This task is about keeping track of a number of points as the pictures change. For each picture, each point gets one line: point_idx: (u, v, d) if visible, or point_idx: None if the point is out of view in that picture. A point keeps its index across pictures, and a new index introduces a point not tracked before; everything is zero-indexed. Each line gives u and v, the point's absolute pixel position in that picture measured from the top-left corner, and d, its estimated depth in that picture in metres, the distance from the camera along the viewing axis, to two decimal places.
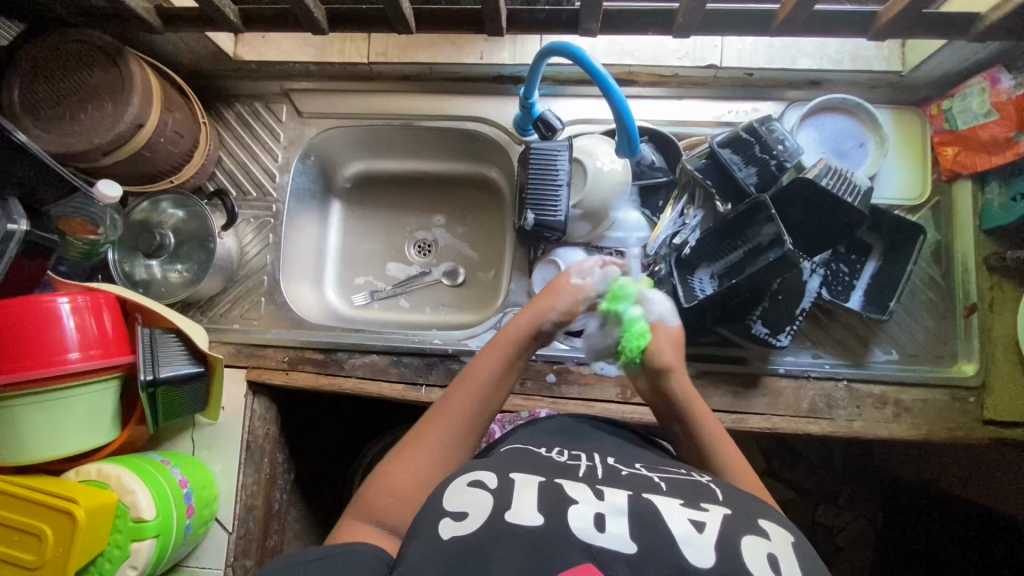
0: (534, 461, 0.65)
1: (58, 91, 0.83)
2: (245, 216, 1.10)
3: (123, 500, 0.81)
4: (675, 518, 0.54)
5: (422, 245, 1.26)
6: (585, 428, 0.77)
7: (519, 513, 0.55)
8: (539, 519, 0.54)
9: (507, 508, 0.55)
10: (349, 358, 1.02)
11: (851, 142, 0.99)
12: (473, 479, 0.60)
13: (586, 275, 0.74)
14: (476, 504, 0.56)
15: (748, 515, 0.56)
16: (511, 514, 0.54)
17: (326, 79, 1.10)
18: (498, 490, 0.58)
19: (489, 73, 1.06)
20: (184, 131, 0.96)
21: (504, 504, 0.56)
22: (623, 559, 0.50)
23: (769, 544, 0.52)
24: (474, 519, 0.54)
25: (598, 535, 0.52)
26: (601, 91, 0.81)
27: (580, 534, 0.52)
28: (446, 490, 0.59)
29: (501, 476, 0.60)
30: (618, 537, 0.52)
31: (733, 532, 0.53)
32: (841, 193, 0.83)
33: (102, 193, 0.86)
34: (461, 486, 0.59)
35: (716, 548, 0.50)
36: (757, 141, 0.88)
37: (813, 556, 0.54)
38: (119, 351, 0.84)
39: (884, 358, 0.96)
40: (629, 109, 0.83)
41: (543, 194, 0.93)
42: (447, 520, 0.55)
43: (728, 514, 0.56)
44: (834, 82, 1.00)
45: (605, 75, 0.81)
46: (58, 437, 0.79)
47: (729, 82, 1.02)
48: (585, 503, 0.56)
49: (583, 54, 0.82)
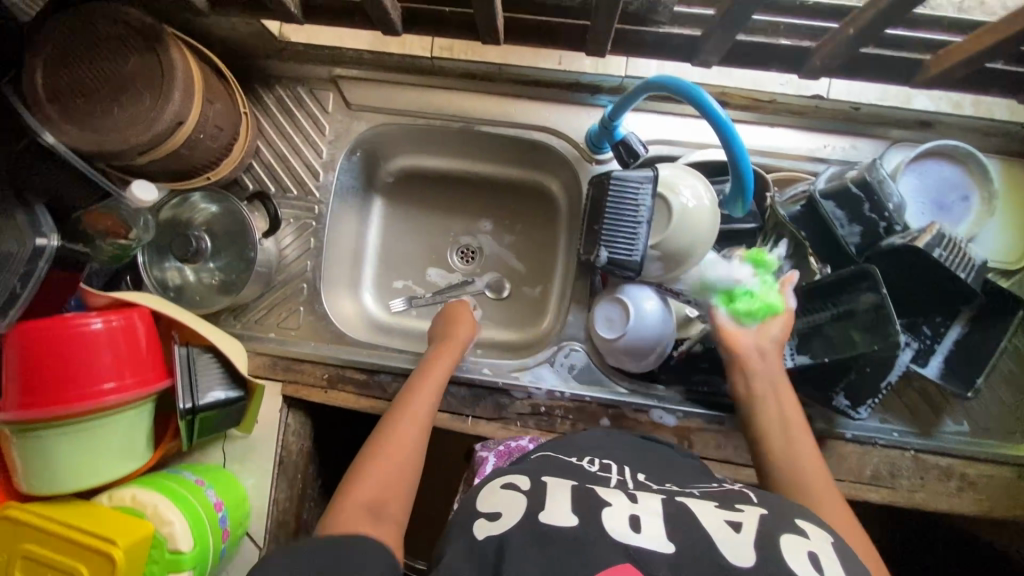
0: (567, 469, 0.65)
1: (84, 78, 0.72)
2: (283, 215, 1.01)
3: (160, 530, 0.77)
4: (710, 518, 0.55)
5: (465, 252, 1.18)
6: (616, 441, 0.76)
7: (554, 513, 0.55)
8: (573, 519, 0.54)
9: (541, 508, 0.56)
10: (390, 381, 0.96)
11: (954, 194, 0.90)
12: (505, 484, 0.62)
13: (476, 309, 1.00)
14: (508, 505, 0.58)
15: (784, 515, 0.56)
16: (545, 514, 0.55)
17: (379, 69, 0.99)
18: (531, 493, 0.59)
19: (564, 79, 0.95)
20: (224, 124, 0.86)
21: (538, 504, 0.57)
22: (663, 559, 0.50)
23: (809, 543, 0.52)
24: (508, 518, 0.55)
25: (633, 535, 0.52)
26: (723, 142, 0.71)
27: (616, 535, 0.52)
28: (478, 495, 0.61)
29: (533, 479, 0.62)
30: (655, 537, 0.52)
31: (770, 529, 0.53)
32: (953, 267, 0.75)
33: (135, 196, 0.76)
34: (495, 490, 0.61)
35: (754, 545, 0.51)
36: (868, 198, 0.79)
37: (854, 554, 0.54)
38: (157, 376, 0.77)
39: (955, 429, 0.92)
40: (749, 162, 0.73)
41: (618, 231, 0.85)
42: (482, 520, 0.56)
43: (766, 514, 0.56)
44: (946, 125, 0.91)
45: (728, 123, 0.71)
46: (90, 469, 0.74)
47: (832, 114, 0.92)
48: (619, 506, 0.56)
49: (705, 98, 0.71)
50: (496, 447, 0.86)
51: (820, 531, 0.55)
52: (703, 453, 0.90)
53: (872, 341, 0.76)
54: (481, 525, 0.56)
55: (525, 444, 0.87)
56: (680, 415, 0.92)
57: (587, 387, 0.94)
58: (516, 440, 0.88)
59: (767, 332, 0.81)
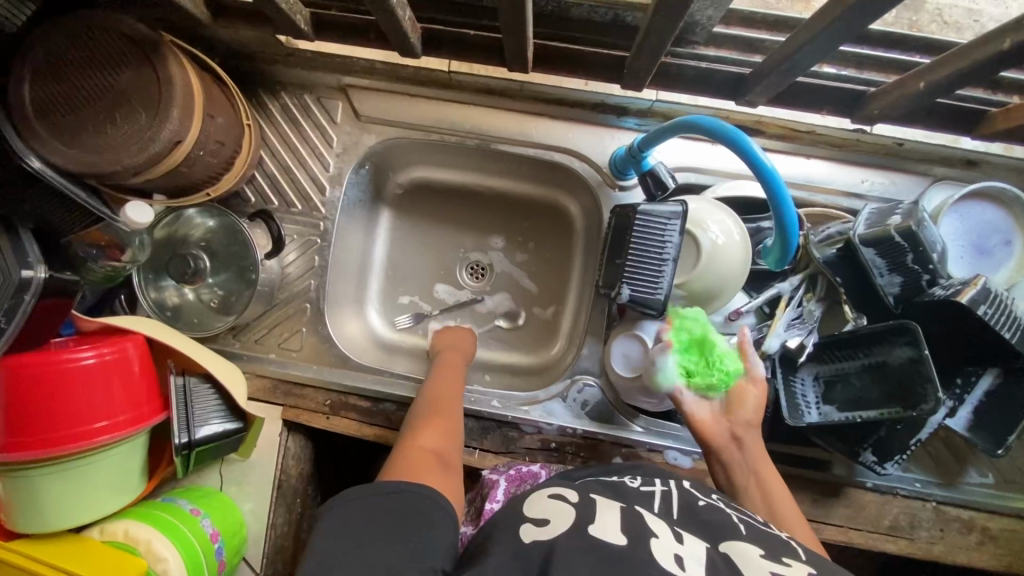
0: (613, 490, 0.64)
1: (74, 91, 0.67)
2: (287, 231, 0.96)
3: (153, 568, 0.74)
4: (755, 566, 0.51)
5: (475, 268, 1.14)
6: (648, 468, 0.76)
7: (604, 528, 0.54)
8: (622, 538, 0.53)
9: (591, 521, 0.54)
10: (395, 411, 0.92)
11: (996, 239, 0.86)
12: (553, 496, 0.61)
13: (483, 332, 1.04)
14: (553, 515, 0.57)
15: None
16: (595, 527, 0.53)
17: (393, 79, 0.93)
18: (579, 507, 0.58)
19: (589, 99, 0.90)
20: (226, 138, 0.81)
21: (586, 517, 0.56)
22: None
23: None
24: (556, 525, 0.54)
25: (678, 569, 0.49)
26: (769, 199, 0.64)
27: (663, 562, 0.50)
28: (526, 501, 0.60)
29: (583, 497, 0.60)
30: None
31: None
32: (999, 327, 0.71)
33: (130, 219, 0.72)
34: (542, 498, 0.60)
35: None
36: (912, 248, 0.73)
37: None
38: (152, 409, 0.73)
39: (979, 481, 0.88)
40: (796, 219, 0.66)
41: (642, 268, 0.81)
42: (530, 525, 0.55)
43: (814, 575, 0.51)
44: (993, 166, 0.86)
45: (776, 177, 0.63)
46: (78, 507, 0.70)
47: (872, 148, 0.87)
48: (664, 538, 0.54)
49: (746, 140, 0.65)
50: (507, 472, 0.84)
51: None
52: None
53: (903, 404, 0.74)
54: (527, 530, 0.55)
55: (536, 471, 0.85)
56: (696, 457, 0.88)
57: (600, 424, 0.91)
58: (527, 465, 0.87)
59: (737, 414, 0.76)
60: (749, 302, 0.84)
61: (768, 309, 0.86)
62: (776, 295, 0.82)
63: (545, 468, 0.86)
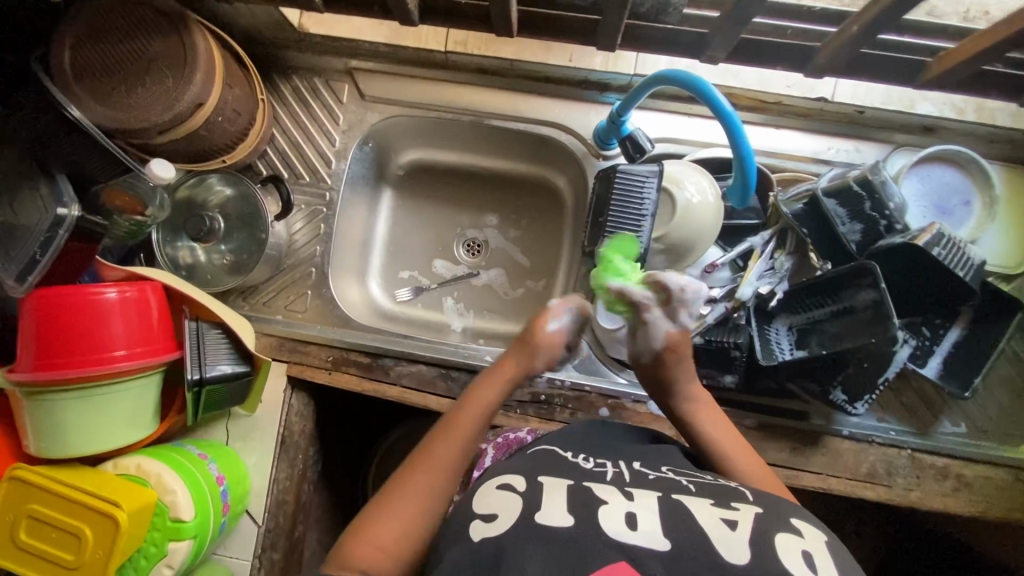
0: (563, 464, 0.66)
1: (110, 57, 0.76)
2: (296, 201, 1.03)
3: (162, 499, 0.79)
4: (707, 517, 0.54)
5: (471, 244, 1.20)
6: (605, 432, 0.76)
7: (550, 514, 0.55)
8: (569, 519, 0.54)
9: (536, 509, 0.56)
10: (394, 365, 0.98)
11: (956, 200, 0.91)
12: (502, 481, 0.63)
13: (556, 319, 0.80)
14: (505, 506, 0.58)
15: (780, 514, 0.56)
16: (541, 514, 0.55)
17: (395, 62, 1.02)
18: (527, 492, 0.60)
19: (574, 76, 0.98)
20: (242, 109, 0.89)
21: (533, 504, 0.57)
22: (659, 558, 0.50)
23: (803, 542, 0.52)
24: (503, 521, 0.55)
25: (631, 534, 0.52)
26: (727, 135, 0.73)
27: (612, 534, 0.52)
28: (474, 496, 0.61)
29: (529, 480, 0.62)
30: (650, 534, 0.52)
31: (766, 530, 0.53)
32: (953, 266, 0.77)
33: (154, 173, 0.79)
34: (491, 488, 0.62)
35: (750, 545, 0.51)
36: (869, 196, 0.81)
37: (849, 560, 0.53)
38: (166, 347, 0.79)
39: (952, 430, 0.92)
40: (753, 156, 0.75)
41: (623, 223, 0.87)
42: (478, 521, 0.57)
43: (760, 514, 0.56)
44: (948, 131, 0.92)
45: (733, 114, 0.72)
46: (97, 434, 0.75)
47: (837, 117, 0.94)
48: (615, 504, 0.57)
49: (709, 88, 0.73)
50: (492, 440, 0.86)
51: (814, 530, 0.55)
52: None
53: (871, 331, 0.77)
54: (477, 527, 0.56)
55: (522, 435, 0.86)
56: None
57: (587, 377, 0.96)
58: (513, 432, 0.88)
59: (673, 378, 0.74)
60: (722, 256, 0.90)
61: (742, 263, 0.91)
62: (749, 249, 0.88)
63: (530, 432, 0.88)
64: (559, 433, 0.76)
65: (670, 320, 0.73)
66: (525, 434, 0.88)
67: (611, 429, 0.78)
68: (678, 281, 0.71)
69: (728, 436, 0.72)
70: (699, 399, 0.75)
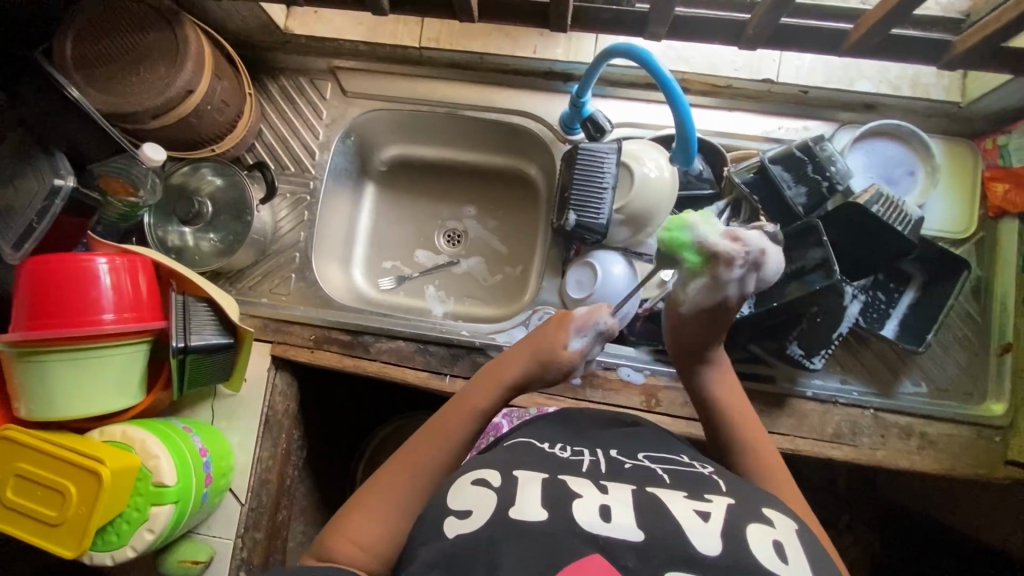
0: (540, 457, 0.65)
1: (110, 50, 0.83)
2: (282, 191, 1.09)
3: (145, 464, 0.80)
4: (679, 508, 0.54)
5: (452, 235, 1.23)
6: (578, 422, 0.78)
7: (524, 507, 0.55)
8: (543, 513, 0.53)
9: (511, 504, 0.55)
10: (374, 342, 1.02)
11: (900, 169, 0.97)
12: (475, 476, 0.61)
13: (578, 334, 0.80)
14: (480, 502, 0.57)
15: (752, 505, 0.57)
16: (514, 509, 0.54)
17: (374, 60, 1.10)
18: (502, 488, 0.58)
19: (540, 68, 1.06)
20: (230, 100, 0.96)
21: (508, 498, 0.56)
22: (632, 548, 0.50)
23: (775, 532, 0.53)
24: (479, 515, 0.54)
25: (604, 526, 0.52)
26: (666, 97, 0.81)
27: (586, 526, 0.52)
28: (450, 490, 0.61)
29: (504, 473, 0.60)
30: (624, 526, 0.52)
31: (738, 519, 0.53)
32: (891, 221, 0.83)
33: (146, 155, 0.85)
34: (466, 483, 0.60)
35: (722, 538, 0.50)
36: (811, 160, 0.87)
37: (820, 548, 0.54)
38: (153, 315, 0.84)
39: (913, 390, 0.95)
40: (691, 115, 0.82)
41: (587, 196, 0.93)
42: (453, 518, 0.56)
43: (733, 504, 0.56)
44: (889, 107, 0.99)
45: (670, 79, 0.80)
46: (86, 397, 0.79)
47: (785, 98, 1.00)
48: (589, 496, 0.56)
49: (651, 57, 0.80)
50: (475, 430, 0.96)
51: (784, 520, 0.55)
52: (669, 410, 0.94)
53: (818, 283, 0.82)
54: (452, 523, 0.56)
55: (498, 423, 0.97)
56: (647, 373, 0.97)
57: None
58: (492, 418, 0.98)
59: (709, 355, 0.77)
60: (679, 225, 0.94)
61: None
62: None
63: (506, 419, 0.96)
64: (540, 420, 0.77)
65: (741, 286, 0.70)
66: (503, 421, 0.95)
67: (591, 420, 0.79)
68: (761, 243, 0.69)
69: (740, 404, 0.75)
70: (721, 368, 0.79)
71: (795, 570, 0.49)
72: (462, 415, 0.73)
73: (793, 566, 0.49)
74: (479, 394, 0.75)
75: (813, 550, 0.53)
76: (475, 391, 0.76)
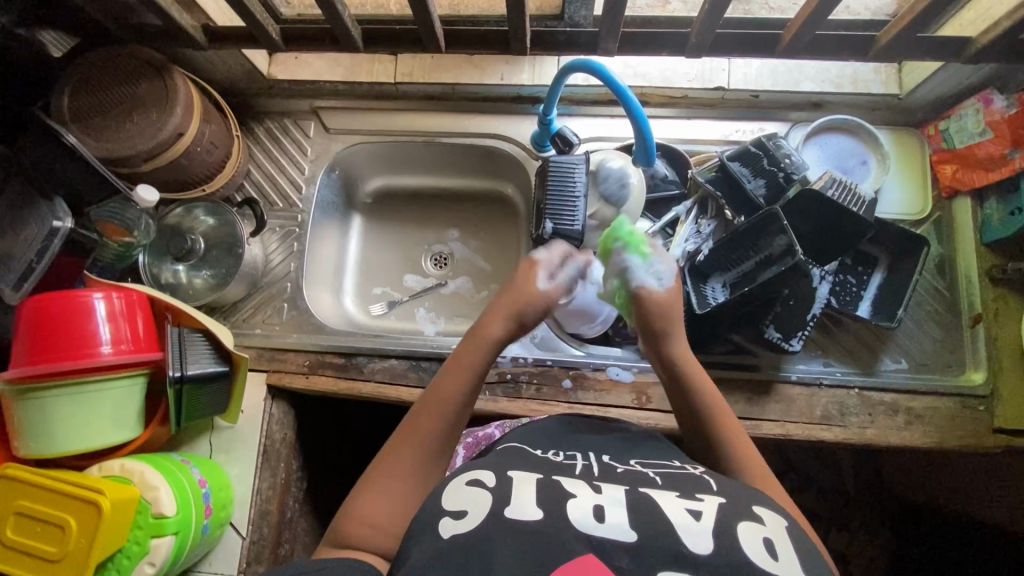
0: (533, 461, 0.65)
1: (106, 102, 0.89)
2: (271, 225, 1.14)
3: (145, 496, 0.80)
4: (671, 506, 0.55)
5: (439, 258, 1.26)
6: (572, 428, 0.77)
7: (520, 508, 0.55)
8: (538, 512, 0.54)
9: (506, 503, 0.56)
10: (367, 362, 1.04)
11: (853, 159, 1.03)
12: (470, 478, 0.61)
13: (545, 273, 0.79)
14: (474, 503, 0.57)
15: (743, 503, 0.57)
16: (510, 509, 0.55)
17: (352, 98, 1.17)
18: (496, 488, 0.59)
19: (509, 93, 1.14)
20: (218, 142, 1.01)
21: (503, 500, 0.57)
22: (625, 548, 0.51)
23: (765, 529, 0.54)
24: (475, 515, 0.55)
25: (596, 526, 0.53)
26: (622, 105, 0.88)
27: (579, 525, 0.53)
28: (444, 491, 0.60)
29: (499, 474, 0.61)
30: (618, 525, 0.53)
31: (730, 517, 0.54)
32: (847, 203, 0.89)
33: (140, 197, 0.90)
34: (460, 484, 0.61)
35: (713, 535, 0.51)
36: (765, 155, 0.94)
37: (807, 541, 0.55)
38: (150, 347, 0.86)
39: (894, 367, 0.98)
40: (645, 118, 0.90)
41: (560, 206, 0.98)
42: (447, 518, 0.56)
43: (723, 503, 0.56)
44: (835, 104, 1.06)
45: (626, 90, 0.87)
46: (86, 432, 0.81)
47: (737, 103, 1.07)
48: (583, 497, 0.56)
49: (605, 69, 0.87)
50: (464, 439, 0.94)
51: (775, 516, 0.56)
52: (660, 405, 0.96)
53: (779, 266, 0.87)
54: (446, 525, 0.56)
55: (490, 432, 0.93)
56: (636, 371, 0.99)
57: (547, 353, 1.02)
58: (484, 430, 0.96)
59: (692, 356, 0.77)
60: (653, 226, 1.02)
61: (671, 230, 1.02)
62: (675, 217, 1.01)
63: (499, 428, 0.94)
64: (532, 427, 0.77)
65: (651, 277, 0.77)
66: (495, 430, 0.94)
67: (581, 428, 0.77)
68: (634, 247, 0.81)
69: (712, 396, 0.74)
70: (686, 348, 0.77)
71: (784, 565, 0.50)
72: (453, 380, 0.71)
73: (783, 563, 0.50)
74: (471, 356, 0.73)
75: (804, 550, 0.53)
76: (471, 346, 0.73)
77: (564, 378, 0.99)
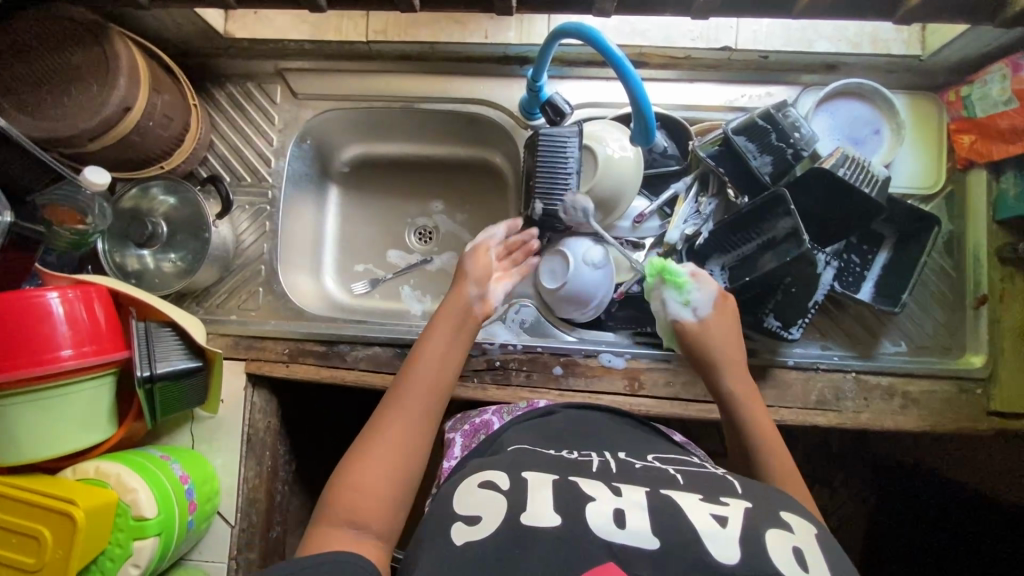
0: (547, 459, 0.63)
1: (40, 74, 0.79)
2: (239, 202, 1.06)
3: (123, 499, 0.78)
4: (696, 512, 0.52)
5: (423, 232, 1.19)
6: (591, 422, 0.76)
7: (536, 513, 0.53)
8: (556, 518, 0.52)
9: (521, 509, 0.53)
10: (349, 350, 0.99)
11: (866, 129, 0.96)
12: (484, 480, 0.59)
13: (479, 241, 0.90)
14: (489, 507, 0.55)
15: (771, 508, 0.54)
16: (525, 515, 0.53)
17: (322, 58, 1.06)
18: (511, 490, 0.56)
19: (495, 53, 1.03)
20: (174, 114, 0.91)
21: (519, 504, 0.54)
22: (647, 558, 0.48)
23: (795, 537, 0.50)
24: (487, 522, 0.53)
25: (616, 532, 0.50)
26: (617, 76, 0.79)
27: (600, 532, 0.50)
28: (455, 494, 0.58)
29: (513, 476, 0.59)
30: (639, 532, 0.50)
31: (756, 524, 0.51)
32: (857, 183, 0.82)
33: (88, 180, 0.82)
34: (472, 486, 0.58)
35: (739, 543, 0.49)
36: (774, 128, 0.87)
37: (841, 551, 0.51)
38: (115, 346, 0.81)
39: (893, 350, 0.95)
40: (645, 93, 0.81)
41: (552, 181, 0.91)
42: (461, 524, 0.54)
43: (751, 508, 0.53)
44: (851, 66, 0.98)
45: (620, 57, 0.79)
46: (57, 437, 0.78)
47: (745, 65, 0.98)
48: (602, 500, 0.54)
49: (599, 35, 0.79)
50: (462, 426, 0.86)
51: (806, 525, 0.52)
52: (653, 391, 0.93)
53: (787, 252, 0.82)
54: (460, 530, 0.53)
55: (488, 418, 0.85)
56: (628, 357, 0.95)
57: (537, 339, 0.99)
58: (480, 416, 0.87)
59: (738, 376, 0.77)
60: (649, 206, 0.97)
61: (669, 209, 0.97)
62: (674, 194, 0.95)
63: (496, 415, 0.85)
64: (550, 418, 0.77)
65: (690, 311, 0.81)
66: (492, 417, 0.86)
67: (600, 422, 0.77)
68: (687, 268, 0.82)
69: (755, 408, 0.74)
70: (733, 366, 0.78)
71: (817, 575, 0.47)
72: (434, 347, 0.75)
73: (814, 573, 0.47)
74: (447, 324, 0.78)
75: (835, 554, 0.50)
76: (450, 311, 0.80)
77: (555, 365, 0.95)
